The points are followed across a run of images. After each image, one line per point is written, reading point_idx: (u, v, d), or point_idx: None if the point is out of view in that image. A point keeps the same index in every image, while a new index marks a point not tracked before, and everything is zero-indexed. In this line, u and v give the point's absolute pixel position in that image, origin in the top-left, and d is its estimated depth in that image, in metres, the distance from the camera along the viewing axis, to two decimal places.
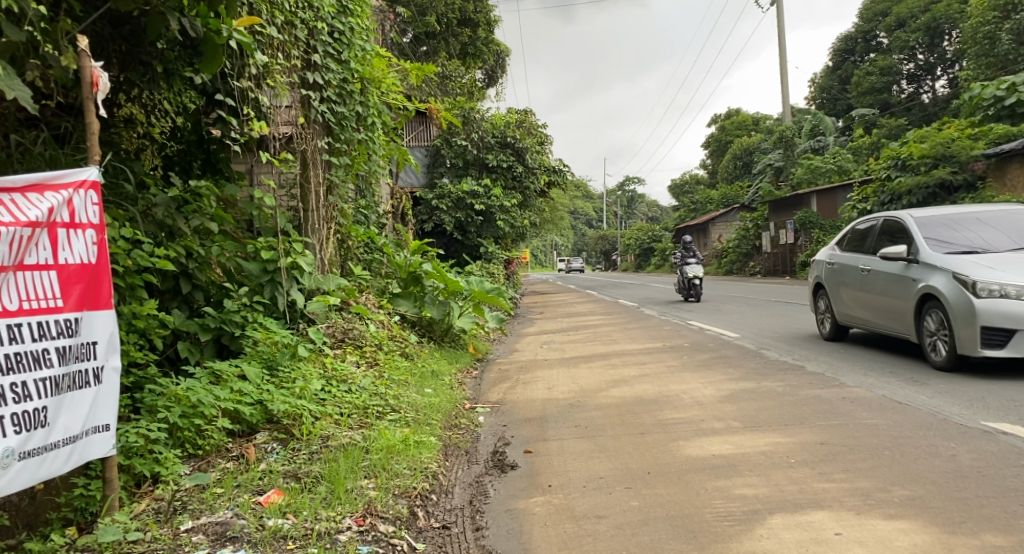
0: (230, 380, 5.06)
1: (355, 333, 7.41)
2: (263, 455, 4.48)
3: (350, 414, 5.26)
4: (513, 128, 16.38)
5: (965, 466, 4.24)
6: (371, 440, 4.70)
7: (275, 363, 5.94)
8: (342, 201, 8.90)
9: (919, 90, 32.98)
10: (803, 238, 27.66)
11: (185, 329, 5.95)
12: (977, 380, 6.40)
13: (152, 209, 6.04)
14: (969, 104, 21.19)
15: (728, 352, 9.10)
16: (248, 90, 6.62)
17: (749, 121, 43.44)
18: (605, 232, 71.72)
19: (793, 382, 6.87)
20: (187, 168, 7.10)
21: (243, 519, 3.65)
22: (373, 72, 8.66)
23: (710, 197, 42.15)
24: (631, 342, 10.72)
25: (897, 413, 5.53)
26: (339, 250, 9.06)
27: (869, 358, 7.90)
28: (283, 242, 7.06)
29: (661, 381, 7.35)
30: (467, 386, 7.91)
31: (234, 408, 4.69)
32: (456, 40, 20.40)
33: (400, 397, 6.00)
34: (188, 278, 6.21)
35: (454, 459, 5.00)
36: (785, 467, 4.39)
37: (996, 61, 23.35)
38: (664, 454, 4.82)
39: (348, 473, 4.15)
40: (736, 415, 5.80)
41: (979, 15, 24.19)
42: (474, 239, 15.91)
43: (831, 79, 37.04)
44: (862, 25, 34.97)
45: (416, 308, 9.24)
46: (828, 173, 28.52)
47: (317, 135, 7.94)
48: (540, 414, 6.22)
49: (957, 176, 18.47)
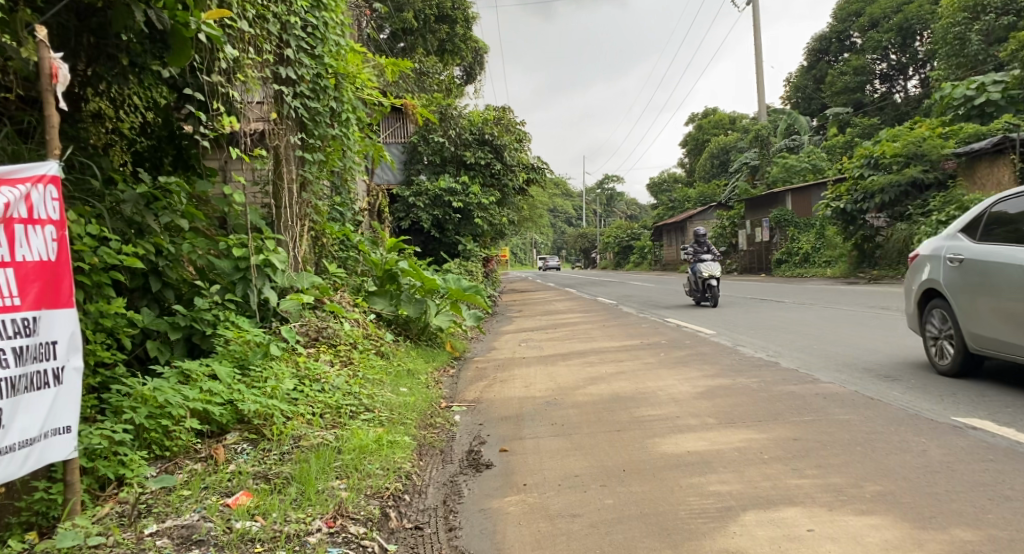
0: (199, 380, 4.96)
1: (330, 331, 7.30)
2: (232, 456, 4.40)
3: (323, 414, 5.18)
4: (491, 125, 16.20)
5: (935, 461, 4.26)
6: (344, 440, 4.63)
7: (246, 363, 5.84)
8: (317, 198, 8.80)
9: (891, 90, 33.37)
10: (779, 236, 27.86)
11: (154, 328, 5.83)
12: (948, 376, 6.46)
13: (120, 205, 5.91)
14: (940, 104, 21.49)
15: (705, 349, 9.12)
16: (218, 84, 6.50)
17: (725, 120, 43.67)
18: (583, 230, 71.87)
19: (767, 379, 6.88)
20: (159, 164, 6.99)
21: (210, 522, 3.58)
22: (348, 68, 8.52)
23: (688, 196, 42.37)
24: (608, 339, 10.71)
25: (869, 409, 5.55)
26: (313, 247, 8.96)
27: (843, 355, 7.95)
28: (255, 239, 6.95)
29: (637, 378, 7.34)
30: (443, 384, 7.85)
31: (203, 409, 4.60)
32: (433, 37, 20.30)
33: (374, 396, 5.93)
34: (158, 276, 6.09)
35: (428, 458, 4.95)
36: (759, 463, 4.39)
37: (967, 61, 23.66)
38: (639, 452, 4.80)
39: (319, 474, 4.08)
40: (711, 411, 5.79)
41: (950, 16, 24.42)
42: (452, 237, 15.83)
43: (805, 78, 37.30)
44: (836, 25, 35.24)
45: (392, 306, 9.21)
46: (803, 172, 28.77)
47: (289, 130, 7.82)
48: (516, 413, 6.18)
49: (928, 175, 18.66)
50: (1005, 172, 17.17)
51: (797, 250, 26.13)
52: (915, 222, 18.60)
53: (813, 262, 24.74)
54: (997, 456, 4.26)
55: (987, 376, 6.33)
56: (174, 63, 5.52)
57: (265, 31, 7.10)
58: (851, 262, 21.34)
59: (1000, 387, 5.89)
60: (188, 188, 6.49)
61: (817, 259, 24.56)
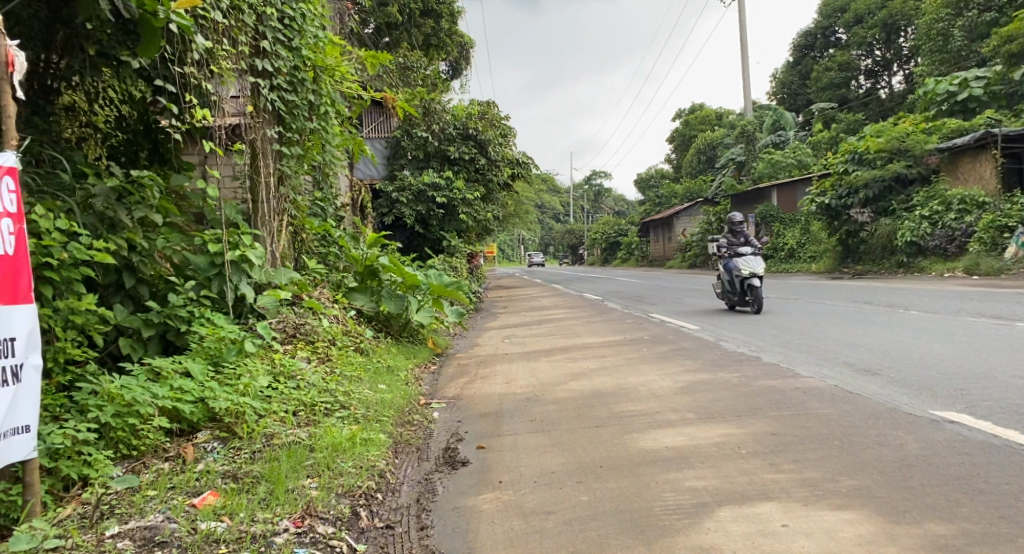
0: (170, 378, 4.88)
1: (307, 327, 7.20)
2: (202, 455, 4.33)
3: (296, 412, 5.11)
4: (475, 119, 15.91)
5: (912, 454, 4.23)
6: (317, 438, 4.56)
7: (219, 360, 5.74)
8: (295, 193, 8.69)
9: (876, 86, 33.48)
10: (765, 231, 27.93)
11: (127, 325, 5.74)
12: (928, 369, 6.45)
13: (91, 200, 5.82)
14: (924, 99, 21.58)
15: (688, 344, 9.09)
16: (191, 77, 6.40)
17: (712, 115, 43.71)
18: (571, 227, 71.88)
19: (748, 374, 6.86)
20: (134, 159, 6.90)
21: (175, 523, 3.53)
22: (327, 60, 8.39)
23: (675, 191, 42.40)
24: (591, 335, 10.66)
25: (848, 403, 5.53)
26: (293, 242, 8.85)
27: (824, 349, 7.94)
28: (231, 234, 6.84)
29: (618, 373, 7.30)
30: (423, 381, 7.79)
31: (173, 407, 4.52)
32: (419, 32, 20.16)
33: (351, 393, 5.85)
34: (132, 272, 5.99)
35: (404, 456, 4.88)
36: (736, 458, 4.35)
37: (950, 57, 23.87)
38: (617, 447, 4.75)
39: (289, 473, 4.03)
40: (691, 406, 5.76)
41: (933, 12, 24.50)
42: (437, 232, 15.73)
43: (791, 74, 37.35)
44: (822, 21, 35.36)
45: (373, 303, 9.08)
46: (789, 167, 28.85)
47: (266, 124, 7.70)
48: (496, 409, 6.12)
49: (912, 169, 18.79)
50: (986, 168, 17.22)
51: (782, 245, 26.18)
52: (899, 217, 18.79)
53: (799, 257, 24.79)
54: (973, 449, 4.24)
55: (965, 370, 6.32)
56: (144, 54, 5.55)
57: (240, 22, 6.99)
58: (836, 257, 21.26)
59: (979, 381, 5.88)
60: (161, 183, 6.39)
61: (802, 254, 24.62)
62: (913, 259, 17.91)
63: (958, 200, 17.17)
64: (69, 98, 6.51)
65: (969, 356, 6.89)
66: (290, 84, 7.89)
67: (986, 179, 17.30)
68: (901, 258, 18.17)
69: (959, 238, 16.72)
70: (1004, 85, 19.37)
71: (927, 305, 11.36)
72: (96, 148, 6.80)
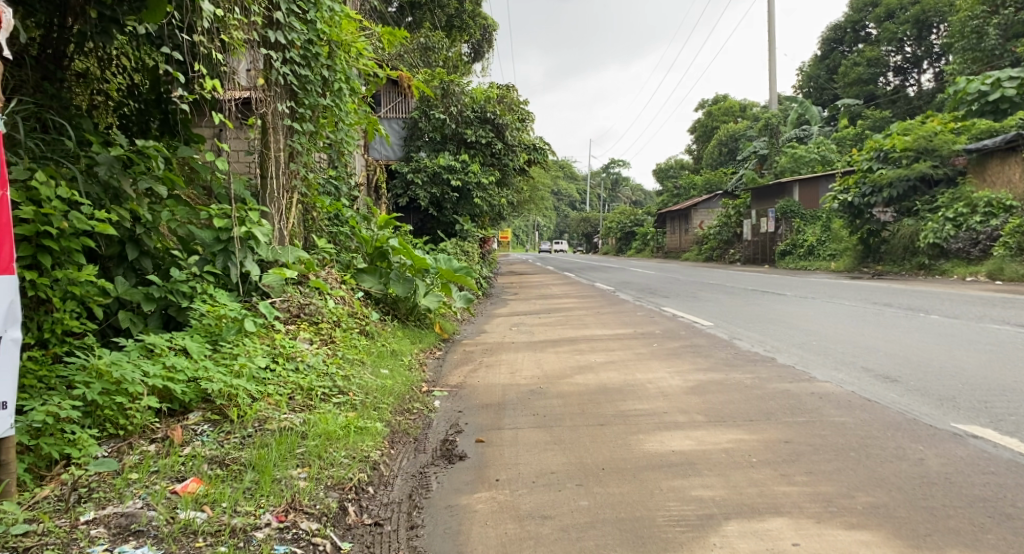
0: (163, 356, 4.72)
1: (312, 308, 7.05)
2: (191, 438, 4.18)
3: (292, 395, 4.96)
4: (494, 103, 15.71)
5: (932, 471, 4.05)
6: (311, 425, 4.40)
7: (218, 338, 5.59)
8: (307, 170, 8.54)
9: (905, 83, 32.93)
10: (784, 227, 27.50)
11: (127, 298, 5.58)
12: (950, 379, 6.23)
13: (94, 168, 5.63)
14: (954, 98, 21.11)
15: (700, 340, 8.87)
16: (199, 44, 6.20)
17: (736, 107, 43.12)
18: (587, 214, 71.47)
19: (762, 376, 6.66)
20: (144, 130, 6.75)
21: (153, 511, 3.42)
22: (342, 35, 8.18)
23: (694, 182, 41.97)
24: (602, 327, 10.48)
25: (866, 411, 5.32)
26: (302, 220, 8.71)
27: (841, 352, 7.72)
28: (239, 211, 6.65)
29: (627, 369, 7.12)
30: (427, 367, 7.62)
31: (164, 386, 4.38)
32: (442, 12, 19.88)
33: (351, 378, 5.69)
34: (135, 244, 5.81)
35: (400, 447, 4.72)
36: (745, 467, 4.18)
37: (982, 56, 23.31)
38: (622, 449, 4.57)
39: (277, 463, 3.88)
40: (701, 408, 5.57)
41: (968, 9, 23.90)
42: (450, 216, 15.55)
43: (818, 68, 36.67)
44: (852, 14, 34.71)
45: (381, 285, 8.91)
46: (812, 162, 28.41)
47: (278, 97, 7.54)
48: (499, 400, 5.96)
49: (938, 170, 18.42)
50: (1015, 170, 16.78)
51: (802, 242, 25.75)
52: (922, 218, 18.42)
53: (818, 255, 24.37)
54: (999, 469, 4.06)
55: (990, 381, 6.08)
56: (150, 19, 5.54)
57: None
58: (856, 256, 20.80)
59: (1004, 394, 5.65)
60: (167, 154, 6.22)
61: (821, 252, 24.21)
62: (935, 262, 17.53)
63: (984, 202, 16.78)
64: (79, 65, 6.35)
65: (993, 365, 6.67)
66: (303, 58, 7.70)
67: (1015, 182, 16.88)
68: (922, 260, 17.82)
69: (983, 241, 16.45)
70: None
71: (950, 310, 11.06)
72: (106, 117, 6.61)
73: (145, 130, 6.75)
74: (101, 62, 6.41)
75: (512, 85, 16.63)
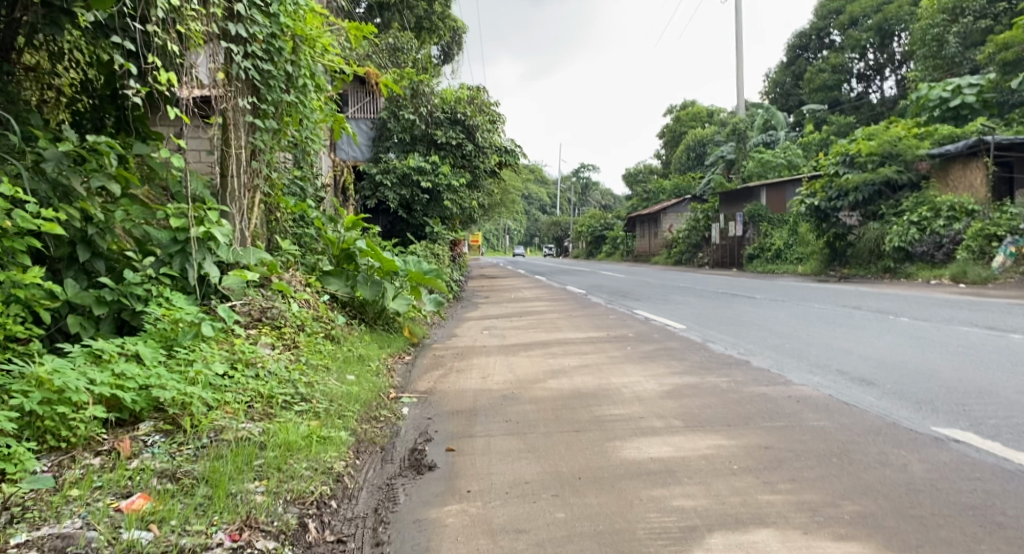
0: (112, 362, 4.44)
1: (274, 312, 6.77)
2: (140, 450, 3.91)
3: (251, 403, 4.70)
4: (464, 104, 15.49)
5: (918, 478, 3.97)
6: (270, 435, 4.14)
7: (174, 343, 5.30)
8: (269, 169, 8.26)
9: (868, 89, 33.23)
10: (752, 231, 27.60)
11: (78, 301, 5.30)
12: (926, 381, 6.14)
13: (41, 164, 5.36)
14: (916, 104, 21.21)
15: (674, 344, 8.74)
16: (152, 35, 5.91)
17: (704, 113, 43.36)
18: (557, 219, 71.36)
19: (737, 378, 6.53)
20: (98, 126, 6.42)
21: (93, 530, 3.16)
22: (307, 29, 7.86)
23: (663, 187, 42.14)
24: (574, 329, 10.31)
25: (845, 415, 5.20)
26: (265, 221, 8.44)
27: (815, 355, 7.63)
28: (197, 210, 6.34)
29: (601, 372, 6.94)
30: (396, 372, 7.37)
31: (112, 394, 4.11)
32: (411, 14, 19.61)
33: (315, 385, 5.42)
34: (87, 244, 5.53)
35: (365, 457, 4.48)
36: (726, 475, 4.05)
37: (943, 63, 23.64)
38: (598, 456, 4.40)
39: (232, 476, 3.63)
40: (677, 412, 5.41)
41: (929, 17, 24.14)
42: (420, 218, 15.29)
43: (784, 74, 37.02)
44: (817, 21, 34.93)
45: (348, 288, 8.65)
46: (778, 167, 28.78)
47: (239, 93, 7.26)
48: (470, 406, 5.74)
49: (902, 175, 18.55)
50: (977, 175, 16.92)
51: (769, 245, 25.84)
52: (887, 222, 18.55)
53: (785, 258, 24.46)
54: (984, 475, 3.99)
55: (964, 383, 6.04)
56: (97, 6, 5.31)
57: None
58: (822, 260, 20.88)
59: (980, 396, 5.60)
60: (121, 150, 5.91)
61: (789, 255, 24.30)
62: (901, 265, 17.62)
63: (948, 207, 16.91)
64: (29, 58, 6.03)
65: (967, 368, 6.61)
66: (266, 52, 7.41)
67: (976, 187, 17.03)
68: (888, 263, 17.91)
69: (947, 245, 16.57)
70: (996, 93, 19.33)
71: (920, 312, 11.04)
72: (58, 114, 6.29)
73: (100, 127, 6.42)
74: (53, 56, 6.10)
75: (482, 87, 16.41)
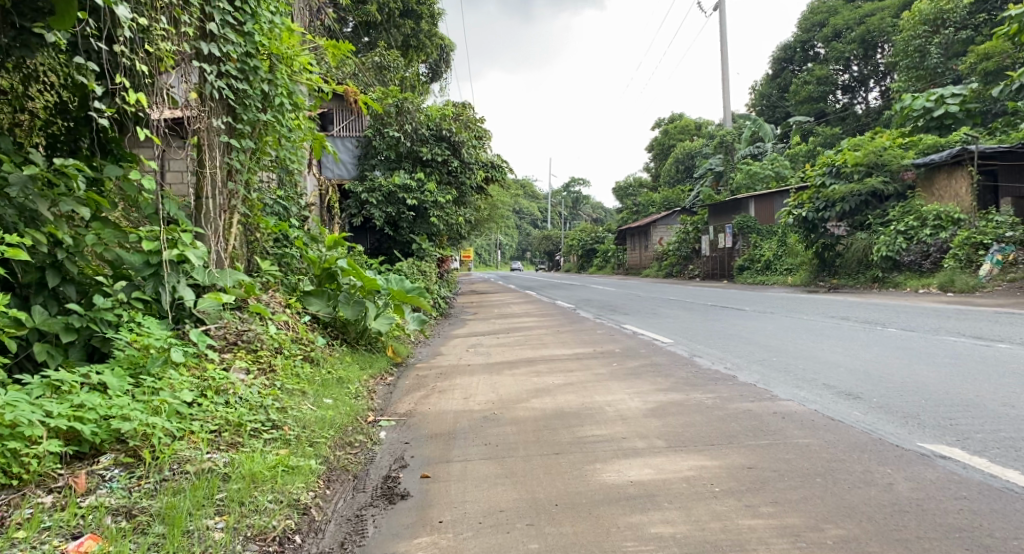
0: (73, 393, 4.32)
1: (249, 336, 6.60)
2: (97, 485, 3.83)
3: (218, 432, 4.58)
4: (449, 121, 15.41)
5: (903, 497, 3.87)
6: (234, 466, 4.13)
7: (142, 371, 5.12)
8: (247, 189, 8.12)
9: (853, 101, 33.33)
10: (742, 242, 27.57)
11: (45, 328, 5.12)
12: (914, 395, 6.02)
13: (5, 190, 5.13)
14: (900, 114, 21.25)
15: (661, 359, 8.63)
16: (120, 54, 5.76)
17: (692, 125, 43.47)
18: (547, 232, 71.27)
19: (722, 395, 6.41)
20: (74, 150, 6.15)
21: None
22: (283, 48, 7.72)
23: (653, 200, 42.21)
24: (561, 346, 10.19)
25: (830, 432, 5.10)
26: (244, 242, 8.29)
27: (803, 368, 7.52)
28: (171, 232, 6.15)
29: (585, 390, 6.81)
30: (377, 394, 7.22)
31: (71, 427, 4.00)
32: (398, 32, 19.57)
33: (288, 410, 5.29)
34: (56, 270, 5.39)
35: (336, 486, 4.39)
36: (707, 498, 3.95)
37: (927, 74, 23.77)
38: (577, 480, 4.28)
39: (190, 512, 3.64)
40: (660, 431, 5.30)
41: (910, 28, 24.22)
42: (407, 235, 15.18)
43: (770, 87, 37.19)
44: (801, 34, 35.07)
45: (329, 308, 8.49)
46: (766, 179, 28.94)
47: (214, 113, 7.14)
48: (449, 429, 5.62)
49: (889, 186, 18.56)
50: (962, 184, 16.95)
51: (759, 257, 25.81)
52: (875, 231, 18.54)
53: (775, 269, 24.43)
54: (971, 494, 3.88)
55: (952, 396, 5.94)
56: (58, 26, 5.20)
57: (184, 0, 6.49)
58: (812, 270, 20.82)
59: (968, 409, 5.50)
60: (89, 173, 5.68)
61: (778, 266, 24.26)
62: (889, 275, 17.57)
63: (934, 216, 16.93)
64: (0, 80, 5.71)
65: (955, 380, 6.52)
66: (241, 71, 7.31)
67: (962, 196, 17.05)
68: (876, 273, 17.86)
69: (933, 254, 16.60)
70: (979, 103, 19.42)
71: (906, 323, 10.96)
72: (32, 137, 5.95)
73: (75, 150, 6.14)
74: (26, 78, 5.78)
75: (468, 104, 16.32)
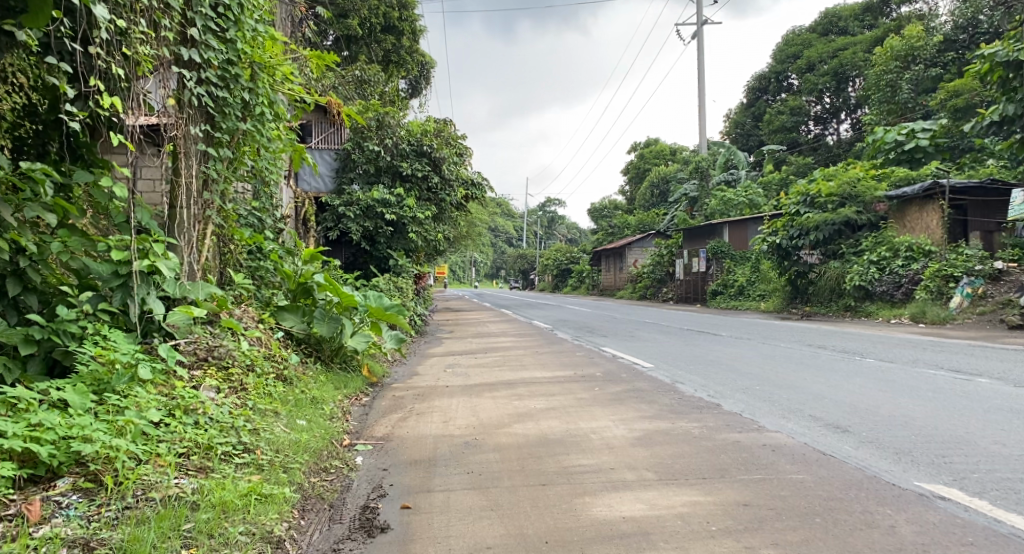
0: (31, 411, 4.07)
1: (221, 352, 6.26)
2: (52, 513, 3.60)
3: (186, 455, 4.32)
4: (430, 137, 15.23)
5: (908, 542, 3.73)
6: (203, 493, 3.91)
7: (107, 388, 4.80)
8: (223, 199, 7.85)
9: (825, 131, 33.77)
10: (715, 267, 27.60)
11: (3, 340, 4.84)
12: (903, 430, 5.91)
13: None
14: (872, 146, 21.41)
15: (643, 385, 8.43)
16: (92, 55, 5.51)
17: (666, 151, 43.79)
18: (523, 251, 71.20)
19: (710, 425, 6.23)
20: (41, 153, 5.81)
21: None
22: (266, 57, 7.54)
23: (627, 223, 42.31)
24: (540, 368, 9.98)
25: (824, 467, 4.94)
26: (217, 253, 8.01)
27: (788, 399, 7.37)
28: (141, 241, 5.81)
29: (569, 416, 6.61)
30: (352, 415, 6.95)
31: (25, 449, 3.76)
32: (379, 47, 19.41)
33: (261, 432, 5.03)
34: (18, 278, 5.12)
35: (312, 517, 4.17)
36: (705, 538, 3.79)
37: (897, 108, 23.90)
38: (567, 515, 4.09)
39: (155, 545, 3.45)
40: (650, 462, 5.10)
41: (882, 63, 24.65)
42: (384, 250, 14.93)
43: (745, 115, 37.58)
44: (775, 65, 35.45)
45: (303, 324, 8.24)
46: (739, 207, 29.13)
47: (192, 120, 6.88)
48: (429, 455, 5.38)
49: (862, 216, 18.64)
50: (933, 217, 17.11)
51: (732, 282, 25.86)
52: (847, 261, 18.61)
53: (748, 295, 24.49)
54: (977, 540, 3.74)
55: (942, 432, 5.81)
56: (30, 24, 4.94)
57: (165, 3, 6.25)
58: (785, 297, 20.89)
59: (960, 447, 5.39)
60: (57, 178, 5.37)
61: (751, 292, 24.34)
62: (861, 304, 17.59)
63: (905, 247, 17.12)
64: None
65: (942, 416, 6.41)
66: (221, 79, 7.07)
67: (933, 229, 17.18)
68: (848, 302, 17.92)
69: (905, 285, 16.54)
70: (948, 138, 19.68)
71: (884, 353, 10.91)
72: None
73: (43, 154, 5.81)
74: None
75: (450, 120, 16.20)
